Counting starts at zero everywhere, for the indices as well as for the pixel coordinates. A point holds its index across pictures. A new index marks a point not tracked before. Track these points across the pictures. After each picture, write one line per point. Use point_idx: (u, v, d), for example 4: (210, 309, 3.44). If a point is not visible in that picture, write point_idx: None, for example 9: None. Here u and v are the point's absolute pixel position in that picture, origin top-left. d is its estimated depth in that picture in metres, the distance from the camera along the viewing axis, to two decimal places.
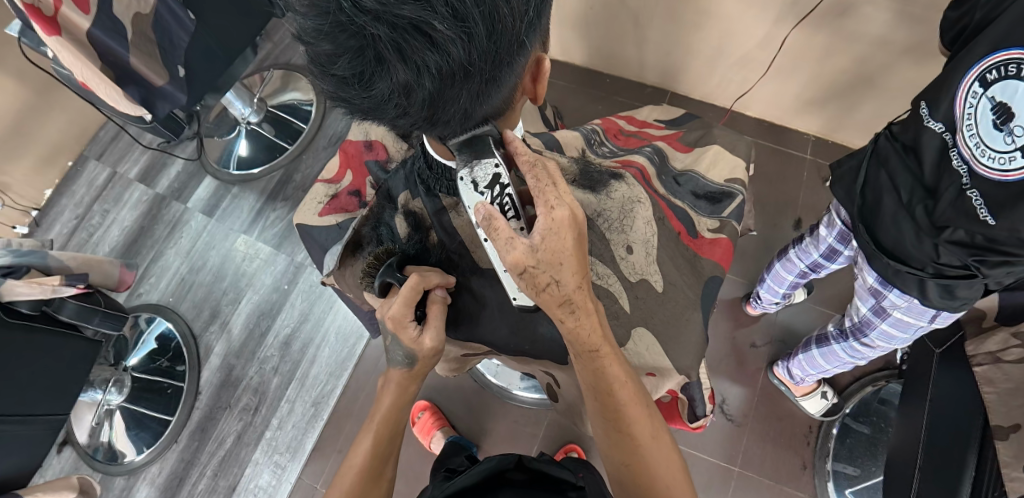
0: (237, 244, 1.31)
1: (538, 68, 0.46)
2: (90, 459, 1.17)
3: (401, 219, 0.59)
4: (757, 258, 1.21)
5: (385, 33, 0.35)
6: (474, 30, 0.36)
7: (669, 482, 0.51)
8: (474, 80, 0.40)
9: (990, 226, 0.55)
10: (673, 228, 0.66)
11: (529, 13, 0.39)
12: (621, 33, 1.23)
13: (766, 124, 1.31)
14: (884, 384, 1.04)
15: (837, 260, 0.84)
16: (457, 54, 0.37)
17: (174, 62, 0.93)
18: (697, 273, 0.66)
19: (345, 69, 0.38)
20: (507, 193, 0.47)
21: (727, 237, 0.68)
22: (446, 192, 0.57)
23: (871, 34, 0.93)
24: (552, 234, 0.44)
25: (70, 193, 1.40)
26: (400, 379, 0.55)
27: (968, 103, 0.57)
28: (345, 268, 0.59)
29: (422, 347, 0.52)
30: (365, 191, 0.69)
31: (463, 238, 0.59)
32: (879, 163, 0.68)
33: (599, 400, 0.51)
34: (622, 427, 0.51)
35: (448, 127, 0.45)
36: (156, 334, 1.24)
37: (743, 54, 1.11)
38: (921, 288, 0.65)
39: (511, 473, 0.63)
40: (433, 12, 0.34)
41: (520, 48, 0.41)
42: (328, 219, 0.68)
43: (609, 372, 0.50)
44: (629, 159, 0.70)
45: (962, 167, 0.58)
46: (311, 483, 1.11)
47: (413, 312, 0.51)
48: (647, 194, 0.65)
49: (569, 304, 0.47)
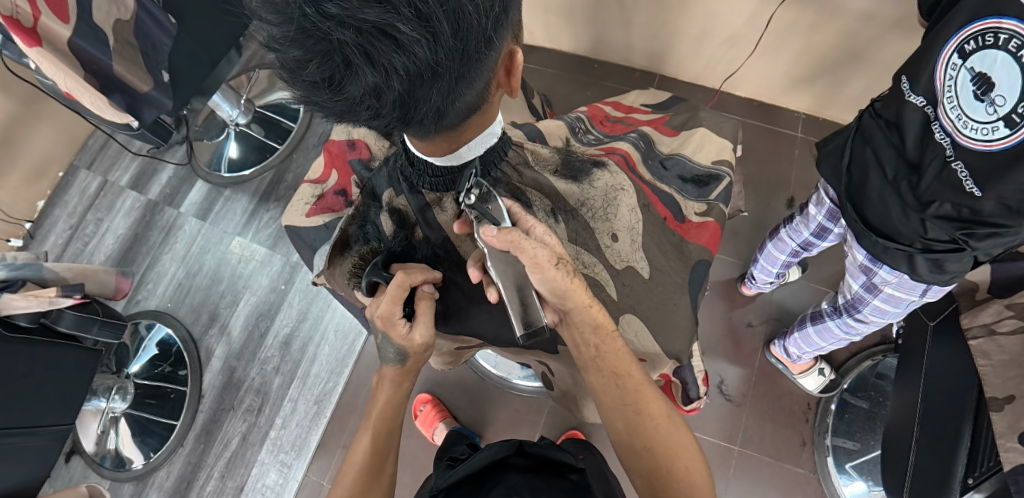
0: (232, 246, 1.31)
1: (512, 61, 0.46)
2: (98, 467, 1.18)
3: (387, 217, 0.59)
4: (750, 238, 1.21)
5: (351, 37, 0.35)
6: (439, 30, 0.36)
7: (687, 462, 0.51)
8: (443, 79, 0.40)
9: (977, 198, 0.56)
10: (659, 214, 0.66)
11: (495, 8, 0.39)
12: (607, 17, 1.22)
13: (756, 104, 1.30)
14: (881, 358, 1.05)
15: (827, 238, 0.84)
16: (423, 55, 0.37)
17: (158, 68, 0.93)
18: (684, 258, 0.66)
19: (315, 74, 0.38)
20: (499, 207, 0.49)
21: (714, 220, 0.68)
22: (430, 188, 0.56)
23: (857, 8, 0.93)
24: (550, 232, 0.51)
25: (63, 203, 1.40)
26: (394, 376, 0.56)
27: (947, 75, 0.57)
28: (334, 268, 0.58)
29: (412, 342, 0.53)
30: (351, 190, 0.68)
31: (448, 233, 0.58)
32: (864, 141, 0.68)
33: (619, 386, 0.53)
34: (639, 408, 0.52)
35: (422, 126, 0.44)
36: (156, 340, 1.25)
37: (729, 34, 1.11)
38: (910, 264, 0.65)
39: (512, 459, 0.64)
40: (397, 13, 0.34)
41: (488, 43, 0.40)
42: (316, 219, 0.68)
43: (624, 353, 0.53)
44: (613, 146, 0.69)
45: (945, 140, 0.58)
46: (317, 479, 1.12)
47: (401, 309, 0.50)
48: (630, 181, 0.65)
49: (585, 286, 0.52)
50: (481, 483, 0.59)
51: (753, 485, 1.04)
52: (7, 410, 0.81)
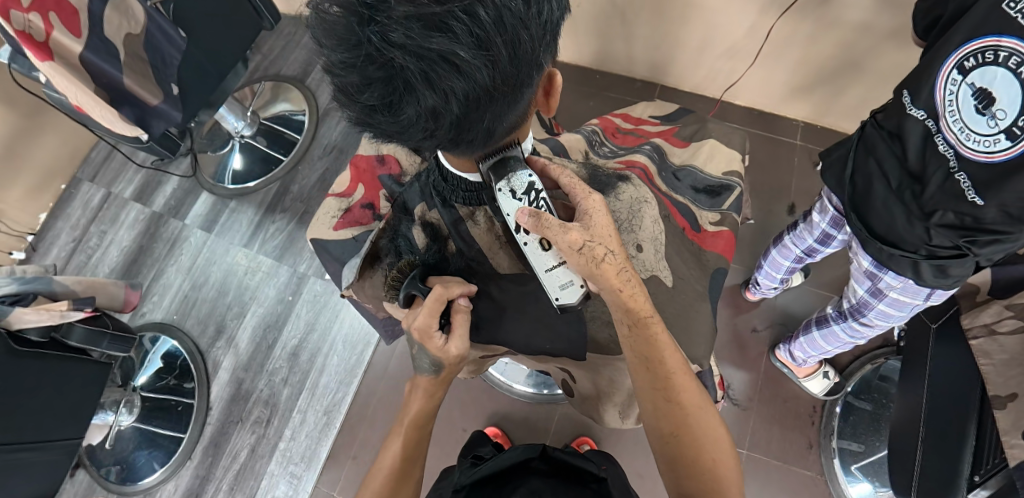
0: (238, 258, 1.31)
1: (550, 82, 0.47)
2: (103, 481, 1.17)
3: (418, 231, 0.59)
4: (754, 245, 1.23)
5: (414, 63, 0.36)
6: (498, 57, 0.37)
7: (714, 455, 0.52)
8: (497, 102, 0.41)
9: (979, 206, 0.58)
10: (678, 224, 0.67)
11: (547, 36, 0.40)
12: (609, 29, 1.25)
13: (756, 113, 1.33)
14: (883, 361, 1.06)
15: (831, 244, 0.86)
16: (482, 80, 0.38)
17: (167, 81, 0.94)
18: (703, 266, 0.67)
19: (375, 97, 0.39)
20: (543, 196, 0.52)
21: (728, 228, 0.69)
22: (462, 202, 0.58)
23: (853, 19, 0.96)
24: (597, 213, 0.53)
25: (65, 216, 1.39)
26: (428, 385, 0.58)
27: (948, 90, 0.60)
28: (364, 280, 0.59)
29: (448, 354, 0.54)
30: (379, 203, 0.69)
31: (480, 246, 0.59)
32: (866, 151, 0.70)
33: (650, 371, 0.53)
34: (671, 395, 0.53)
35: (471, 145, 0.45)
36: (162, 353, 1.24)
37: (729, 45, 1.14)
38: (915, 269, 0.67)
39: (534, 462, 0.66)
40: (460, 42, 0.36)
41: (539, 68, 0.42)
42: (344, 232, 0.68)
43: (660, 340, 0.53)
44: (632, 159, 0.71)
45: (949, 151, 0.60)
46: (328, 490, 1.12)
47: (437, 322, 0.51)
48: (652, 194, 0.66)
49: (625, 270, 0.53)
50: (501, 485, 0.61)
51: (762, 488, 1.05)
52: (19, 422, 0.81)
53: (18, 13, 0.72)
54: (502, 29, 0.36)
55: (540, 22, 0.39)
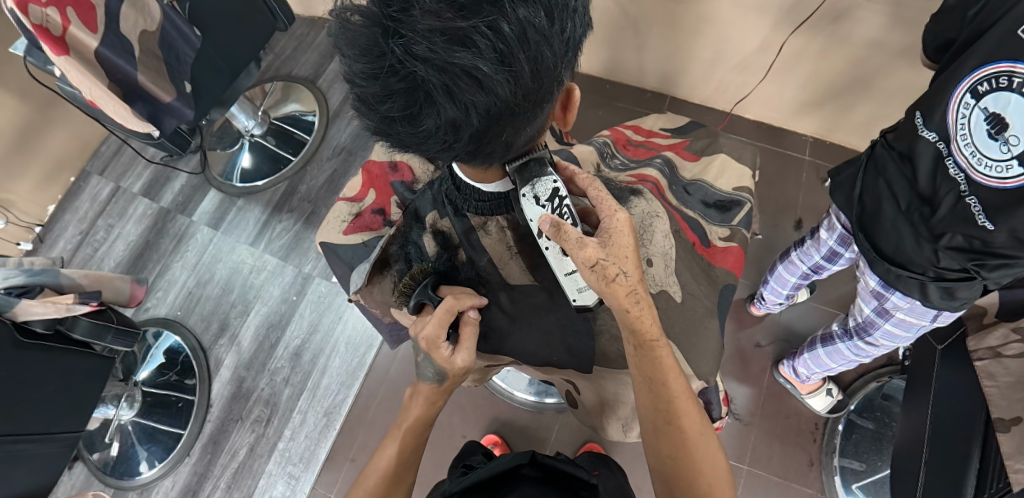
0: (244, 256, 1.32)
1: (568, 97, 0.47)
2: (101, 475, 1.17)
3: (429, 238, 0.59)
4: (759, 260, 1.22)
5: (437, 77, 0.36)
6: (520, 73, 0.37)
7: (710, 479, 0.52)
8: (517, 117, 0.41)
9: (989, 231, 0.57)
10: (688, 239, 0.67)
11: (568, 53, 0.41)
12: (621, 39, 1.26)
13: (765, 127, 1.33)
14: (887, 380, 1.06)
15: (838, 262, 0.86)
16: (503, 95, 0.38)
17: (181, 78, 0.95)
18: (712, 283, 0.67)
19: (396, 108, 0.39)
20: (567, 204, 0.50)
21: (738, 244, 0.69)
22: (475, 211, 0.56)
23: (865, 36, 0.97)
24: (619, 231, 0.51)
25: (73, 208, 1.40)
26: (429, 393, 0.57)
27: (960, 114, 0.59)
28: (373, 285, 0.61)
29: (453, 365, 0.53)
30: (390, 210, 0.70)
31: (492, 256, 0.59)
32: (877, 172, 0.69)
33: (653, 392, 0.53)
34: (672, 418, 0.53)
35: (487, 158, 0.45)
36: (164, 348, 1.24)
37: (741, 58, 1.14)
38: (922, 290, 0.67)
39: (526, 469, 0.65)
40: (483, 57, 0.36)
41: (558, 85, 0.42)
42: (354, 238, 0.69)
43: (664, 362, 0.53)
44: (643, 174, 0.70)
45: (960, 175, 0.60)
46: (325, 492, 1.12)
47: (446, 332, 0.51)
48: (664, 209, 0.66)
49: (635, 292, 0.51)
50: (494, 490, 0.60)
51: None
52: (21, 412, 0.82)
53: (36, 8, 0.73)
54: (525, 45, 0.37)
55: (562, 39, 0.39)
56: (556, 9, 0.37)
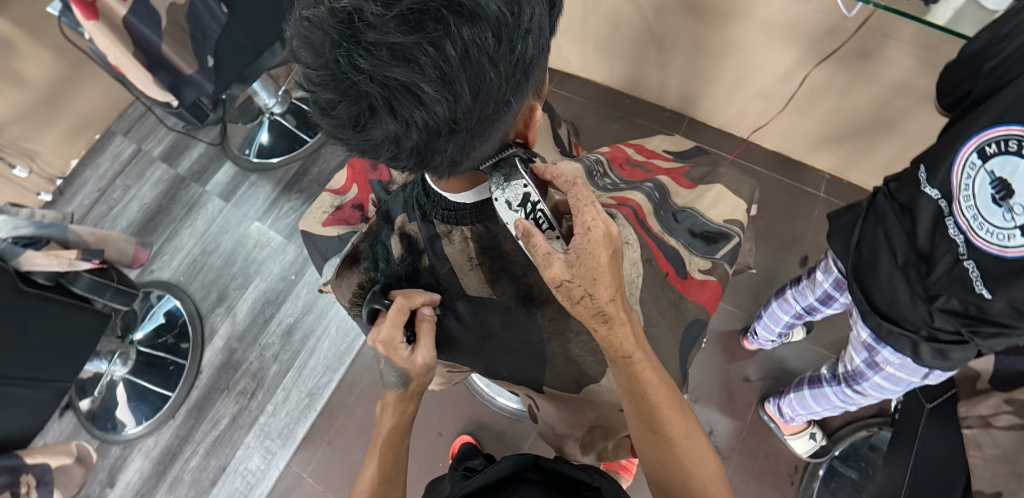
0: (251, 230, 1.35)
1: (531, 114, 0.48)
2: (88, 426, 1.19)
3: (396, 240, 0.59)
4: (758, 293, 1.20)
5: (378, 91, 0.37)
6: (461, 93, 0.38)
7: (702, 479, 0.52)
8: (461, 135, 0.41)
9: (986, 298, 0.56)
10: (662, 269, 0.65)
11: (518, 75, 0.40)
12: (644, 54, 1.25)
13: (781, 159, 1.30)
14: (876, 430, 1.03)
15: (832, 305, 0.84)
16: (443, 112, 0.38)
17: (204, 52, 0.96)
18: (680, 316, 0.65)
19: (341, 116, 0.40)
20: (541, 209, 0.48)
21: (717, 279, 0.68)
22: (441, 219, 0.56)
23: (892, 77, 0.94)
24: (587, 252, 0.46)
25: (95, 165, 1.44)
26: (397, 400, 0.57)
27: (965, 174, 0.58)
28: (341, 279, 0.61)
29: (414, 365, 0.53)
30: (368, 206, 0.71)
31: (453, 265, 0.58)
32: (876, 221, 0.67)
33: (636, 405, 0.52)
34: (657, 428, 0.52)
35: (437, 171, 0.46)
36: (165, 310, 1.27)
37: (764, 85, 1.12)
38: (913, 348, 0.65)
39: (527, 473, 0.60)
40: (423, 74, 0.36)
41: (508, 105, 0.42)
42: (332, 230, 0.71)
43: (642, 377, 0.51)
44: (626, 197, 0.68)
45: (959, 237, 0.58)
46: (298, 471, 1.13)
47: (402, 334, 0.52)
48: (636, 235, 0.64)
49: (601, 314, 0.48)
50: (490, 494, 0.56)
51: None
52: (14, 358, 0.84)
53: None
54: (467, 66, 0.37)
55: (510, 60, 0.39)
56: (504, 29, 0.37)
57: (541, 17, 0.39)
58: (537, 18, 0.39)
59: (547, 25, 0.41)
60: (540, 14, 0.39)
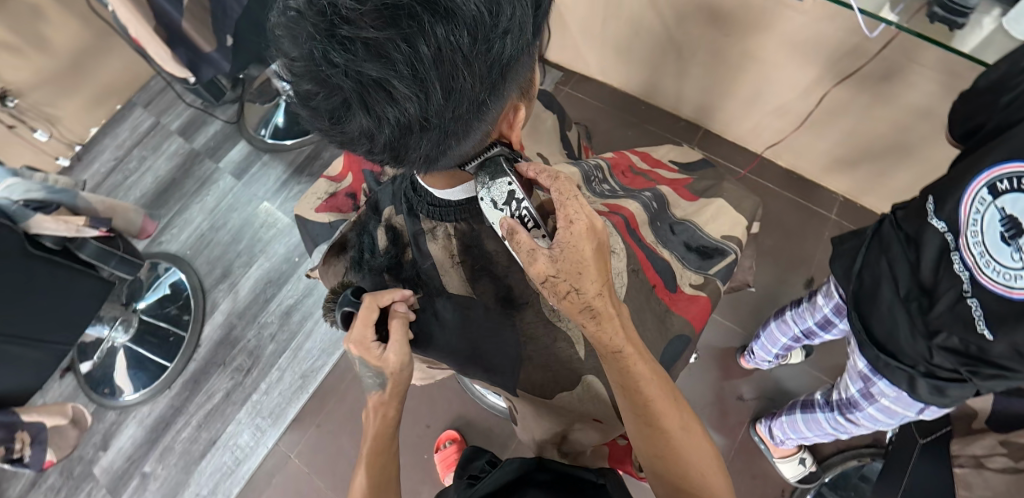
0: (259, 210, 1.37)
1: (515, 114, 0.47)
2: (88, 390, 1.21)
3: (382, 232, 0.62)
4: (758, 311, 1.18)
5: (351, 86, 0.37)
6: (432, 91, 0.37)
7: (702, 471, 0.49)
8: (435, 133, 0.41)
9: (987, 339, 0.54)
10: (648, 280, 0.63)
11: (495, 76, 0.40)
12: (663, 62, 1.24)
13: (795, 177, 1.28)
14: (868, 461, 1.01)
15: (831, 331, 0.82)
16: (415, 110, 0.38)
17: (223, 31, 0.96)
18: (663, 330, 0.63)
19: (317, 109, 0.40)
20: (524, 207, 0.48)
21: (707, 295, 0.66)
22: (426, 214, 0.58)
23: (914, 102, 0.91)
24: (570, 245, 0.46)
25: (114, 134, 1.47)
26: (377, 404, 0.57)
27: (974, 209, 0.56)
28: (328, 266, 0.66)
29: (389, 363, 0.54)
30: (360, 195, 0.74)
31: (435, 260, 0.59)
32: (881, 249, 0.66)
33: (628, 399, 0.49)
34: (651, 420, 0.49)
35: (415, 167, 0.46)
36: (171, 281, 1.28)
37: (782, 101, 1.10)
38: (910, 383, 0.63)
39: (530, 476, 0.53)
40: (394, 71, 0.36)
41: (485, 106, 0.42)
42: (323, 216, 0.74)
43: (634, 370, 0.48)
44: (619, 205, 0.68)
45: (965, 273, 0.56)
46: (286, 451, 1.14)
47: (372, 333, 0.53)
48: (622, 245, 0.62)
49: (589, 309, 0.47)
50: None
51: None
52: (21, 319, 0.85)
53: None
54: (440, 64, 0.36)
55: (486, 59, 0.38)
56: (480, 29, 0.36)
57: (523, 17, 0.39)
58: (518, 18, 0.38)
59: (531, 25, 0.40)
60: (521, 14, 0.38)
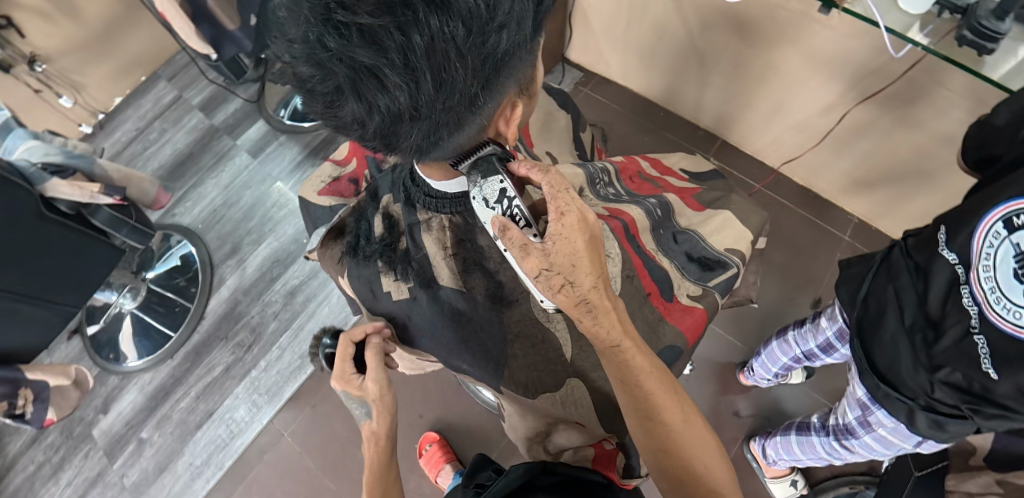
0: (273, 189, 1.38)
1: (513, 111, 0.47)
2: (93, 354, 1.23)
3: (379, 219, 0.63)
4: (762, 328, 1.16)
5: (344, 71, 0.37)
6: (423, 81, 0.37)
7: (704, 465, 0.49)
8: (427, 123, 0.41)
9: (991, 379, 0.53)
10: (642, 287, 0.63)
11: (490, 69, 0.40)
12: (684, 69, 1.22)
13: (811, 195, 1.25)
14: (862, 489, 0.99)
15: (833, 354, 0.81)
16: (406, 99, 0.38)
17: (248, 10, 0.97)
18: (655, 340, 0.62)
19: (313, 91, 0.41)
20: (517, 205, 0.47)
21: (703, 307, 0.65)
22: (422, 205, 0.60)
23: (938, 127, 0.89)
24: (562, 238, 0.45)
25: (137, 105, 1.49)
26: (370, 436, 0.56)
27: (987, 243, 0.54)
28: (325, 251, 0.65)
29: (371, 391, 0.54)
30: (362, 181, 0.75)
31: (428, 252, 0.59)
32: (888, 277, 0.64)
33: (629, 393, 0.49)
34: (652, 414, 0.48)
35: (408, 155, 0.46)
36: (181, 253, 1.31)
37: (803, 117, 1.08)
38: (909, 415, 0.62)
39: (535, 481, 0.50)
40: (385, 60, 0.36)
41: (479, 99, 0.41)
42: (324, 200, 0.75)
43: (634, 365, 0.48)
44: (621, 210, 0.67)
45: (974, 308, 0.55)
46: (280, 429, 1.15)
47: (350, 364, 0.55)
48: (618, 249, 0.62)
49: (585, 303, 0.47)
50: None
51: None
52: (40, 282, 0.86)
53: None
54: (431, 55, 0.36)
55: (480, 52, 0.38)
56: (475, 22, 0.36)
57: (521, 12, 0.38)
58: (515, 12, 0.37)
59: (530, 20, 0.40)
60: (519, 9, 0.38)
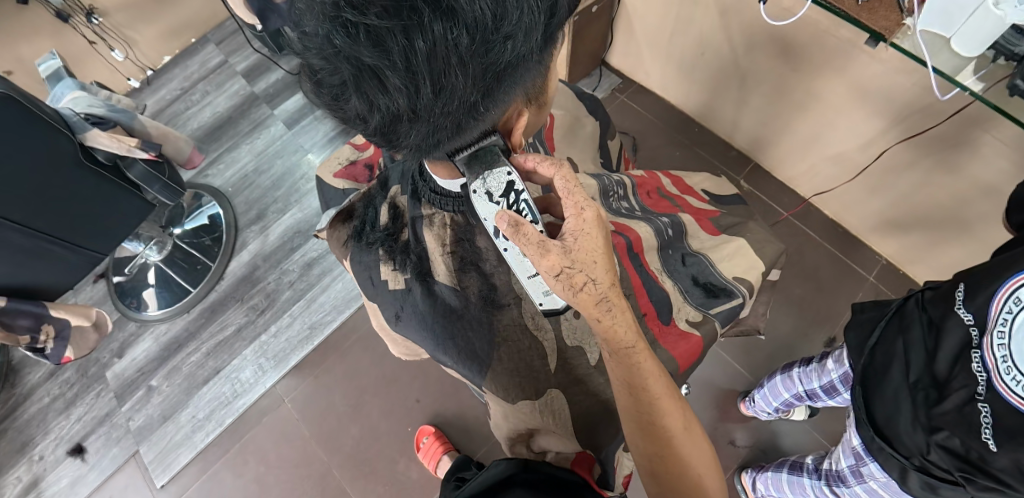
0: (303, 161, 1.42)
1: (517, 121, 0.47)
2: (116, 300, 1.29)
3: (386, 208, 0.66)
4: (770, 359, 1.14)
5: (348, 68, 0.38)
6: (423, 85, 0.38)
7: (698, 472, 0.50)
8: (425, 125, 0.42)
9: (990, 450, 0.51)
10: (639, 308, 0.62)
11: (492, 78, 0.40)
12: (724, 87, 1.19)
13: (839, 230, 1.22)
14: None
15: (835, 397, 0.79)
16: (404, 101, 0.39)
17: None
18: None
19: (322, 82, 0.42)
20: (524, 199, 0.48)
21: (700, 335, 0.64)
22: (427, 199, 0.61)
23: (981, 176, 0.86)
24: (585, 234, 0.46)
25: (184, 66, 1.54)
26: None
27: (1005, 309, 0.52)
28: (333, 231, 0.68)
29: None
30: (377, 167, 0.78)
31: (428, 246, 0.61)
32: (899, 328, 0.62)
33: (634, 398, 0.49)
34: (654, 419, 0.49)
35: (408, 153, 0.47)
36: (209, 213, 1.35)
37: (841, 149, 1.05)
38: (901, 473, 0.61)
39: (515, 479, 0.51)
40: (388, 62, 0.37)
41: (479, 106, 0.42)
42: (339, 182, 0.78)
43: (643, 367, 0.48)
44: (628, 227, 0.66)
45: (982, 375, 0.52)
46: (282, 394, 1.19)
47: None
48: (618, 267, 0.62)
49: (606, 301, 0.47)
50: None
51: None
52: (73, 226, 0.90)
53: None
54: (432, 61, 0.36)
55: (482, 62, 0.38)
56: (479, 30, 0.36)
57: (529, 23, 0.38)
58: (523, 24, 0.37)
59: (538, 32, 0.39)
60: (528, 20, 0.37)
